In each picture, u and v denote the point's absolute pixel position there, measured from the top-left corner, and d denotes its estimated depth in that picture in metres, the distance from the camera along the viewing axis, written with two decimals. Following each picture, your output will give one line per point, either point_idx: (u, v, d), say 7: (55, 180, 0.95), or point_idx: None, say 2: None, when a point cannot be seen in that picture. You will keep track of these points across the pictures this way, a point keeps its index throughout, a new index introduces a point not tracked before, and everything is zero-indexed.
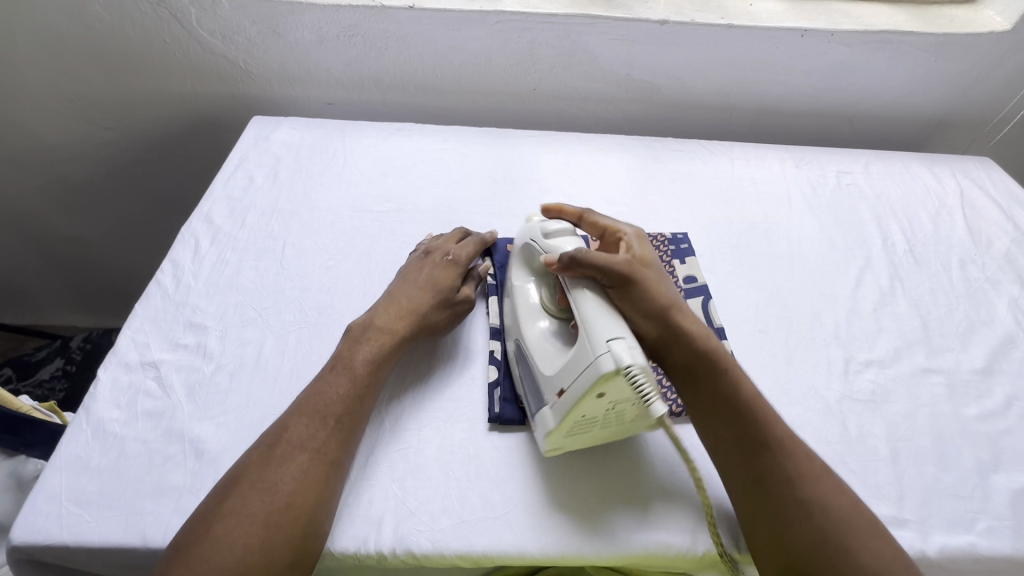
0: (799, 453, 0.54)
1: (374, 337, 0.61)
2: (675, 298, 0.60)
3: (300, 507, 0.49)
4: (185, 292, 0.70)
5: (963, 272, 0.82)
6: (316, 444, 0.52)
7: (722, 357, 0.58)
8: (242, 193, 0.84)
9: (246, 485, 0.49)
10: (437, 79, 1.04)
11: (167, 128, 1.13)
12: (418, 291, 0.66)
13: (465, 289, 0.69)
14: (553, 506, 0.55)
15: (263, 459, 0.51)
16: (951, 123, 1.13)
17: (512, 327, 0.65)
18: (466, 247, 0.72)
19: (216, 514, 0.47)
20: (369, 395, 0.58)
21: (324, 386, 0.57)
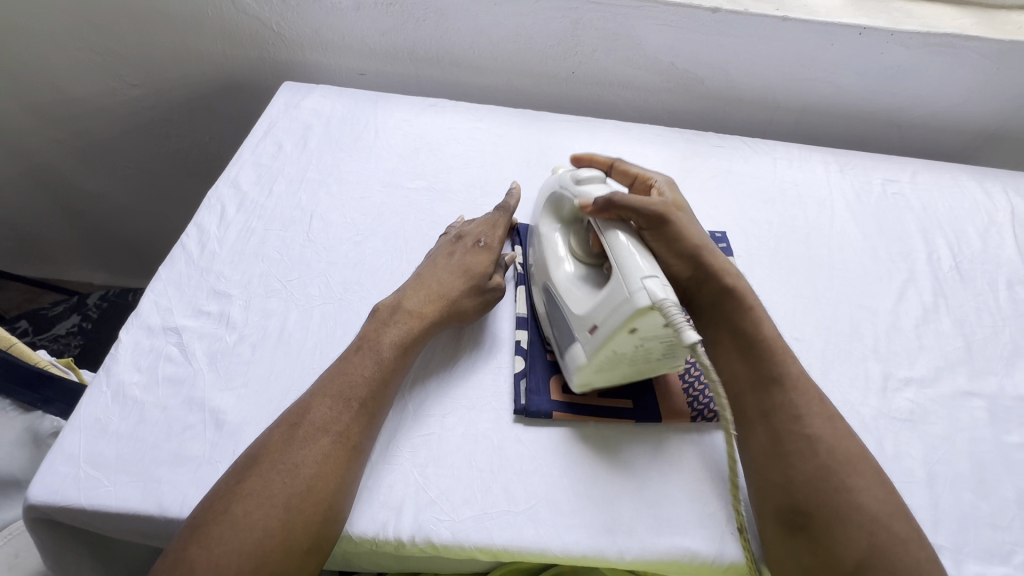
0: (811, 396, 0.55)
1: (402, 321, 0.60)
2: (705, 237, 0.64)
3: (320, 492, 0.48)
4: (209, 258, 0.69)
5: (1010, 293, 0.79)
6: (339, 428, 0.51)
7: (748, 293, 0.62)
8: (271, 160, 0.82)
9: (268, 465, 0.48)
10: (473, 55, 1.00)
11: (194, 88, 1.11)
12: (449, 276, 0.65)
13: (496, 277, 0.67)
14: (576, 506, 0.54)
15: (285, 439, 0.50)
16: (1004, 136, 1.08)
17: (538, 268, 0.66)
18: (499, 233, 0.70)
19: (235, 492, 0.46)
20: (394, 380, 0.57)
21: (348, 367, 0.55)
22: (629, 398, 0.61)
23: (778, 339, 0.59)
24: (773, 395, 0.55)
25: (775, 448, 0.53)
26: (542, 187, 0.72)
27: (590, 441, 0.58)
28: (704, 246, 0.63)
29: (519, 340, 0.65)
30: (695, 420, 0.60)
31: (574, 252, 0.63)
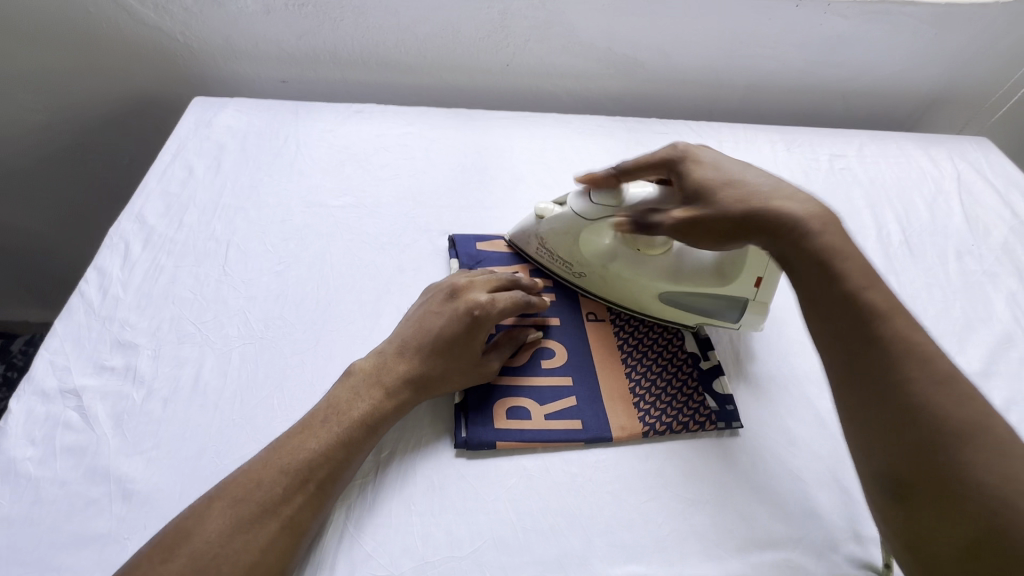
0: (978, 415, 0.42)
1: (373, 397, 0.53)
2: (749, 194, 0.54)
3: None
4: (112, 305, 0.62)
5: (960, 265, 0.78)
6: (290, 510, 0.46)
7: (842, 245, 0.50)
8: (180, 187, 0.75)
9: (202, 550, 0.43)
10: (399, 54, 0.94)
11: (103, 109, 1.02)
12: (429, 349, 0.56)
13: (487, 358, 0.59)
14: (523, 544, 0.51)
15: (226, 521, 0.44)
16: (949, 100, 1.07)
17: (622, 288, 0.65)
18: (499, 302, 0.59)
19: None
20: (356, 459, 0.51)
21: (311, 440, 0.50)
22: (578, 419, 0.58)
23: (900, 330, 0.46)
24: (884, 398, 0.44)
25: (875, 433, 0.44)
26: (520, 222, 0.71)
27: (538, 468, 0.55)
28: (750, 200, 0.54)
29: None
30: (647, 435, 0.58)
31: (652, 253, 0.63)
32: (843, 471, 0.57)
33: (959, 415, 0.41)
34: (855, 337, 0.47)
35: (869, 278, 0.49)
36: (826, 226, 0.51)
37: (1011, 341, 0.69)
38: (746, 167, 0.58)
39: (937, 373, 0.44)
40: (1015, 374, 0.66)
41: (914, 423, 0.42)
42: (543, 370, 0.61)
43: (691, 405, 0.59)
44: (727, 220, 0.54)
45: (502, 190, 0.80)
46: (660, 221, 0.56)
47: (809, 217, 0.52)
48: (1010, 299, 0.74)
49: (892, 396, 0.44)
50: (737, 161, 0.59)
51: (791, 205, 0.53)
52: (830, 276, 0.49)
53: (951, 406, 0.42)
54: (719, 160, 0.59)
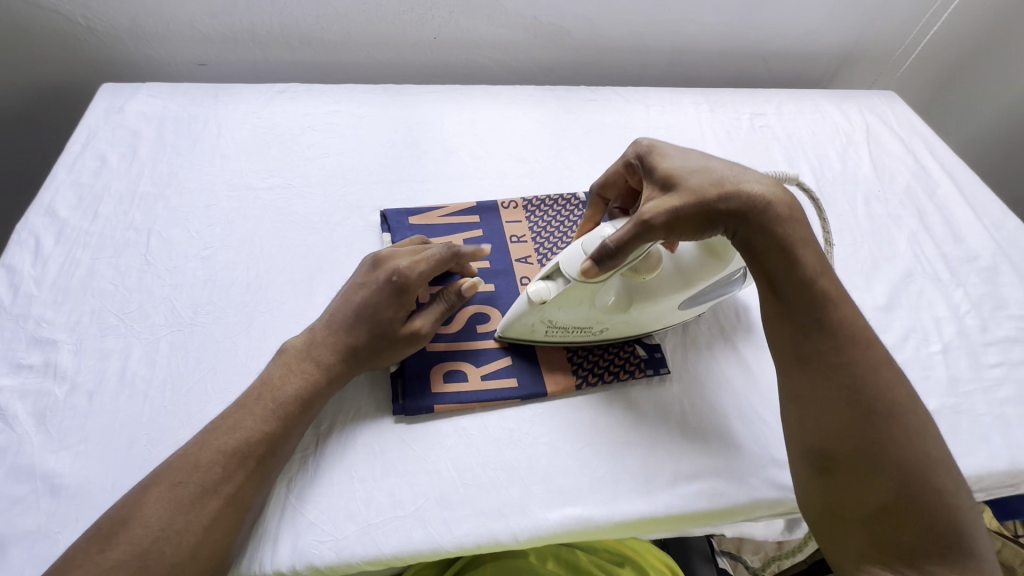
0: (896, 393, 0.50)
1: (306, 370, 0.54)
2: (717, 178, 0.53)
3: (204, 561, 0.44)
4: (26, 303, 0.60)
5: (867, 210, 0.83)
6: (230, 488, 0.47)
7: (805, 232, 0.52)
8: (93, 177, 0.72)
9: (139, 535, 0.43)
10: (322, 31, 0.92)
11: (1, 103, 0.95)
12: (355, 320, 0.56)
13: (416, 321, 0.58)
14: (466, 498, 0.53)
15: (163, 504, 0.45)
16: (860, 57, 1.13)
17: (645, 317, 0.61)
18: (419, 264, 0.57)
19: (96, 564, 0.42)
20: (295, 431, 0.52)
21: (247, 419, 0.50)
22: (514, 377, 0.60)
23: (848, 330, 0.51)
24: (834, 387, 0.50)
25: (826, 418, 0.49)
26: (510, 314, 0.59)
27: (478, 428, 0.57)
28: (719, 183, 0.52)
29: None
30: (580, 387, 0.61)
31: (656, 275, 0.57)
32: (761, 404, 0.62)
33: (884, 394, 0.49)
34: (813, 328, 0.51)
35: (824, 270, 0.53)
36: (792, 209, 0.52)
37: (912, 276, 0.76)
38: (710, 157, 0.57)
39: (874, 360, 0.51)
40: (914, 305, 0.73)
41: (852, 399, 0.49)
42: (478, 335, 0.63)
43: (621, 356, 0.63)
44: (701, 208, 0.51)
45: (434, 163, 0.80)
46: (637, 224, 0.50)
47: (775, 194, 0.52)
48: (911, 238, 0.80)
49: (837, 379, 0.50)
50: (701, 152, 0.58)
51: (755, 185, 0.52)
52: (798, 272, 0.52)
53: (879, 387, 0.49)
54: (683, 151, 0.57)
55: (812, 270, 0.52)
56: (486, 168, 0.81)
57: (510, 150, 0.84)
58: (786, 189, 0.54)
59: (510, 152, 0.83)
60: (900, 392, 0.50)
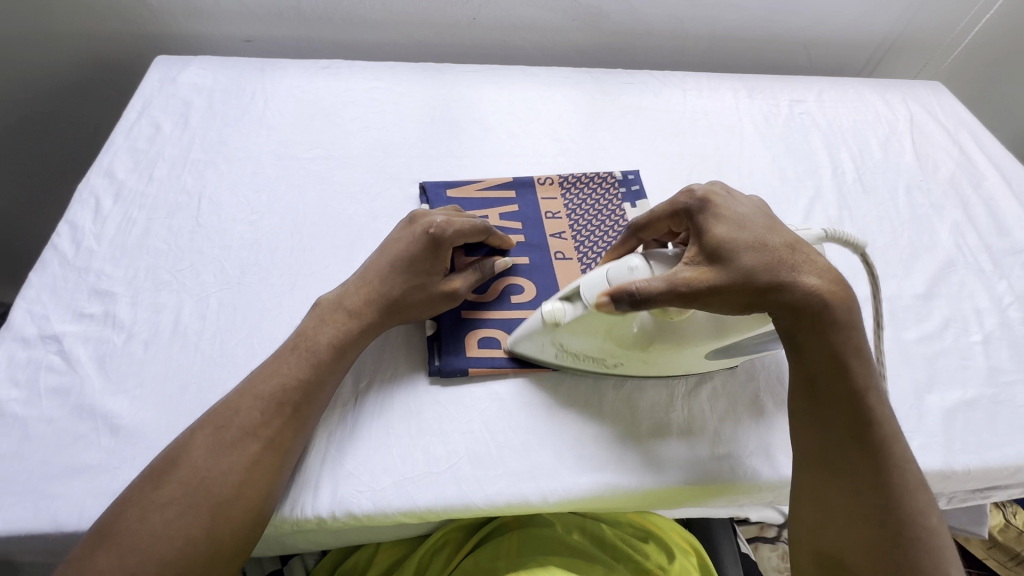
0: (923, 505, 0.48)
1: (343, 318, 0.56)
2: (775, 259, 0.49)
3: (248, 499, 0.46)
4: (87, 257, 0.63)
5: (909, 199, 0.82)
6: (269, 432, 0.49)
7: (859, 335, 0.50)
8: (148, 143, 0.75)
9: (188, 473, 0.46)
10: (365, 10, 0.94)
11: (60, 75, 1.00)
12: (391, 271, 0.58)
13: (451, 280, 0.60)
14: (498, 459, 0.54)
15: (209, 445, 0.47)
16: (905, 47, 1.10)
17: (668, 360, 0.56)
18: (455, 222, 0.59)
19: (151, 500, 0.44)
20: (330, 380, 0.54)
21: (284, 368, 0.52)
22: None
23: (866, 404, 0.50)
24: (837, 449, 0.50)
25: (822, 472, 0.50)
26: (522, 328, 0.57)
27: (510, 393, 0.58)
28: (774, 266, 0.49)
29: None
30: None
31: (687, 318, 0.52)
32: None
33: (909, 505, 0.48)
34: (847, 430, 0.49)
35: (871, 375, 0.51)
36: (848, 308, 0.50)
37: (953, 266, 0.74)
38: (772, 225, 0.52)
39: (906, 469, 0.49)
40: (954, 295, 0.71)
41: (874, 502, 0.48)
42: (513, 305, 0.64)
43: None
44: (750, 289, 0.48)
45: (472, 140, 0.82)
46: (665, 289, 0.47)
47: (835, 292, 0.49)
48: (954, 228, 0.79)
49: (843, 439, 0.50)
50: (762, 215, 0.52)
51: (816, 278, 0.49)
52: (844, 372, 0.50)
53: (906, 496, 0.48)
54: (743, 212, 0.52)
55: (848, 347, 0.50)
56: (522, 146, 0.82)
57: (546, 129, 0.84)
58: (847, 283, 0.51)
59: (546, 131, 0.84)
60: (925, 504, 0.48)
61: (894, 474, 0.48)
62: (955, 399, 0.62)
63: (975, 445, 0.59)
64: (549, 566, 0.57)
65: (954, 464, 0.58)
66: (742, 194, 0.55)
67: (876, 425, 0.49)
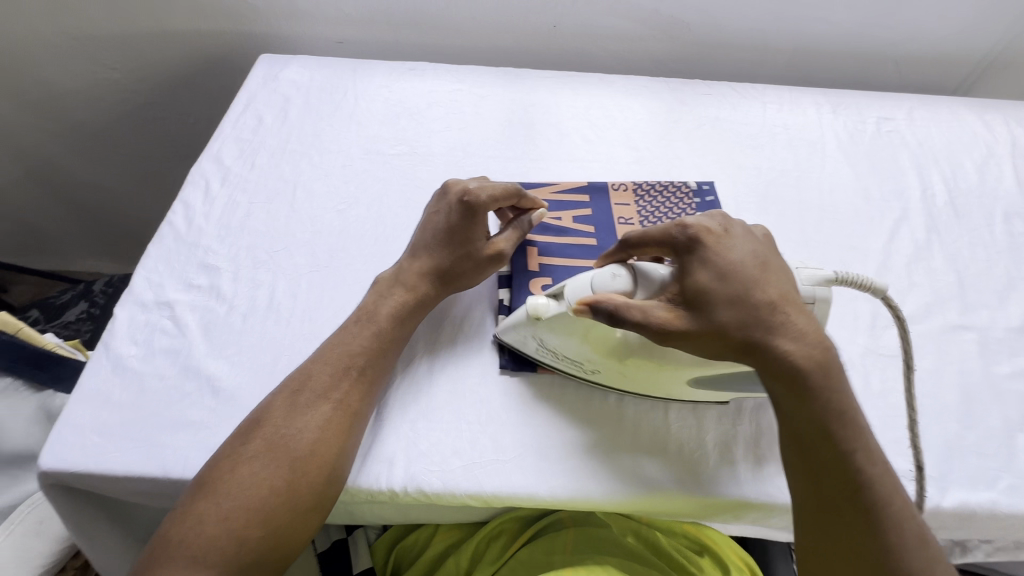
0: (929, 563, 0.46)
1: (399, 292, 0.59)
2: (752, 315, 0.47)
3: (322, 456, 0.50)
4: (197, 234, 0.70)
5: (1007, 227, 0.77)
6: (339, 394, 0.53)
7: (841, 399, 0.48)
8: (252, 133, 0.82)
9: (268, 428, 0.50)
10: (451, 16, 0.98)
11: (174, 69, 1.10)
12: (436, 243, 0.61)
13: (496, 242, 0.63)
14: (563, 455, 0.55)
15: (288, 404, 0.51)
16: (1009, 65, 1.04)
17: (647, 377, 0.55)
18: (487, 186, 0.61)
19: (239, 454, 0.49)
20: (393, 348, 0.57)
21: (348, 338, 0.56)
22: None
23: (848, 458, 0.47)
24: (827, 507, 0.47)
25: (818, 534, 0.47)
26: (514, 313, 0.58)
27: (578, 391, 0.59)
28: (751, 325, 0.47)
29: (502, 299, 0.65)
30: None
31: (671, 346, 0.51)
32: (868, 409, 0.60)
33: (912, 566, 0.45)
34: (837, 489, 0.47)
35: (861, 433, 0.48)
36: (828, 365, 0.48)
37: None
38: (761, 275, 0.49)
39: (904, 528, 0.46)
40: None
41: (870, 561, 0.45)
42: None
43: None
44: (721, 341, 0.48)
45: (548, 144, 0.84)
46: (640, 323, 0.47)
47: (817, 357, 0.47)
48: None
49: (835, 498, 0.47)
50: (755, 261, 0.50)
51: (797, 336, 0.47)
52: (827, 435, 0.47)
53: (906, 554, 0.45)
54: (731, 255, 0.49)
55: (825, 397, 0.47)
56: (596, 152, 0.83)
57: (621, 136, 0.85)
58: (832, 346, 0.48)
59: (621, 139, 0.85)
60: (927, 560, 0.46)
61: (893, 535, 0.46)
62: None
63: None
64: (605, 565, 0.57)
65: None
66: (742, 230, 0.52)
67: (866, 487, 0.46)
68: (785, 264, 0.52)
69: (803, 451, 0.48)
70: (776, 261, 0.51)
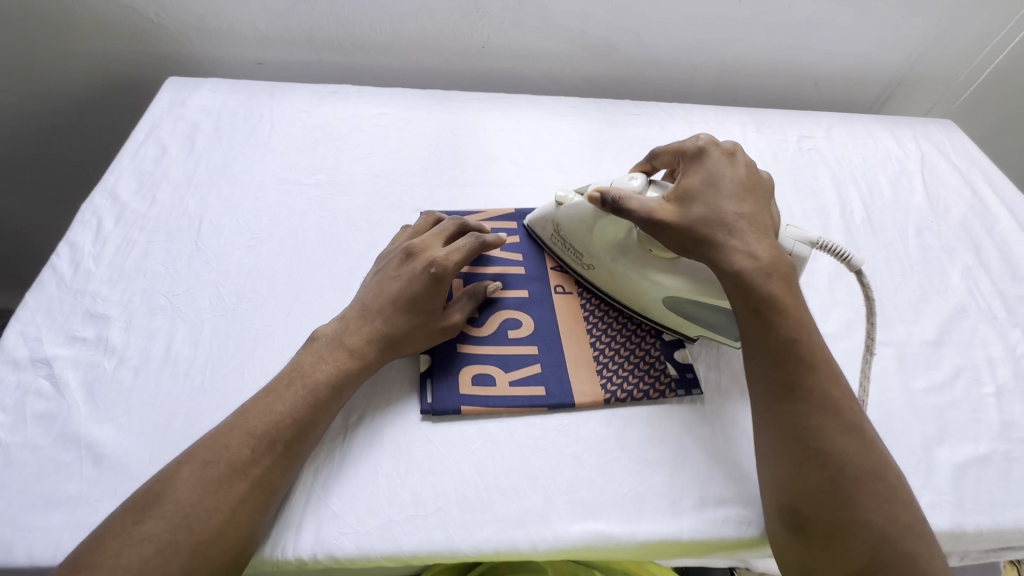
0: (868, 452, 0.48)
1: (343, 359, 0.55)
2: (717, 218, 0.57)
3: (227, 543, 0.45)
4: (84, 279, 0.63)
5: (919, 241, 0.80)
6: (258, 471, 0.48)
7: (791, 297, 0.53)
8: (153, 164, 0.76)
9: (171, 508, 0.44)
10: (375, 36, 0.94)
11: (76, 93, 1.01)
12: (393, 309, 0.58)
13: (450, 312, 0.61)
14: (487, 503, 0.52)
15: (194, 481, 0.46)
16: (916, 84, 1.10)
17: (628, 287, 0.64)
18: (455, 253, 0.60)
19: (129, 537, 0.42)
20: (325, 418, 0.53)
21: (278, 403, 0.51)
22: (541, 385, 0.60)
23: (794, 344, 0.51)
24: (778, 391, 0.51)
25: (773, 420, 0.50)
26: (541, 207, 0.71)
27: (503, 433, 0.57)
28: (714, 224, 0.56)
29: None
30: (609, 402, 0.59)
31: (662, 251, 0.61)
32: None
33: (846, 448, 0.48)
34: (778, 370, 0.51)
35: (804, 325, 0.53)
36: (787, 270, 0.55)
37: (964, 313, 0.72)
38: (742, 193, 0.59)
39: (842, 414, 0.49)
40: (965, 343, 0.69)
41: (811, 445, 0.48)
42: (509, 340, 0.63)
43: (652, 374, 0.61)
44: (687, 232, 0.56)
45: (476, 169, 0.81)
46: (636, 210, 0.57)
47: (772, 261, 0.55)
48: (966, 272, 0.77)
49: (780, 381, 0.51)
50: (743, 183, 0.60)
51: (755, 244, 0.55)
52: (768, 321, 0.52)
53: (842, 442, 0.48)
54: (721, 173, 0.60)
55: (772, 287, 0.53)
56: (525, 176, 0.81)
57: (551, 160, 0.84)
58: (787, 259, 0.56)
59: (550, 162, 0.84)
60: (864, 450, 0.48)
61: (831, 420, 0.49)
62: (966, 454, 0.59)
63: (988, 506, 0.56)
64: None
65: (967, 525, 0.55)
66: (745, 162, 0.62)
67: (806, 372, 0.51)
68: (771, 207, 0.61)
69: (748, 341, 0.53)
70: (762, 194, 0.61)
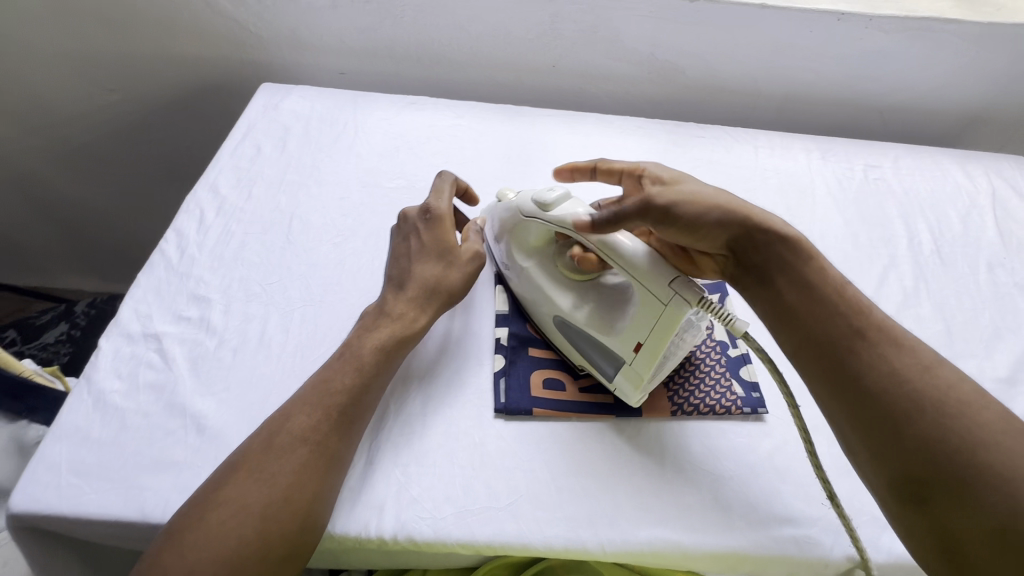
0: (929, 364, 0.45)
1: (386, 324, 0.59)
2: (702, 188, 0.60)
3: (296, 502, 0.47)
4: (189, 263, 0.69)
5: (991, 276, 0.79)
6: (318, 436, 0.51)
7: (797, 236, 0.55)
8: (250, 162, 0.82)
9: (245, 472, 0.48)
10: (453, 51, 0.99)
11: (173, 93, 1.10)
12: (419, 261, 0.64)
13: (469, 245, 0.68)
14: (557, 501, 0.54)
15: (263, 447, 0.50)
16: (986, 119, 1.08)
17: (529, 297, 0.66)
18: (442, 195, 0.69)
19: (211, 501, 0.47)
20: (376, 383, 0.56)
21: (325, 376, 0.55)
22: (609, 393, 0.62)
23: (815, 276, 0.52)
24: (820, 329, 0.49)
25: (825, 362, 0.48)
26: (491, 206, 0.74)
27: (573, 436, 0.59)
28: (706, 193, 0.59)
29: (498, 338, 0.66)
30: (675, 413, 0.61)
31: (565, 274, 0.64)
32: None
33: (908, 366, 0.44)
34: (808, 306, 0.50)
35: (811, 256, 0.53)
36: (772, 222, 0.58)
37: None
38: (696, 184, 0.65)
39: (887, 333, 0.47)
40: None
41: (871, 374, 0.45)
42: None
43: (719, 390, 0.62)
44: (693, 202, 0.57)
45: (546, 181, 0.85)
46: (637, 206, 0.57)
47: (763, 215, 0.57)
48: None
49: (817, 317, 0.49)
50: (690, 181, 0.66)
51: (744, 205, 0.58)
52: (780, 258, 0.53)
53: (900, 360, 0.45)
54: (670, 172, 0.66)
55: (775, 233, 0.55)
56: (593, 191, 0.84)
57: None
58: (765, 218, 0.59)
59: None
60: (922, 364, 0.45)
61: (883, 342, 0.46)
62: None
63: None
64: None
65: None
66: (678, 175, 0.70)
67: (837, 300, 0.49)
68: None
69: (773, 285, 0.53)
70: None
